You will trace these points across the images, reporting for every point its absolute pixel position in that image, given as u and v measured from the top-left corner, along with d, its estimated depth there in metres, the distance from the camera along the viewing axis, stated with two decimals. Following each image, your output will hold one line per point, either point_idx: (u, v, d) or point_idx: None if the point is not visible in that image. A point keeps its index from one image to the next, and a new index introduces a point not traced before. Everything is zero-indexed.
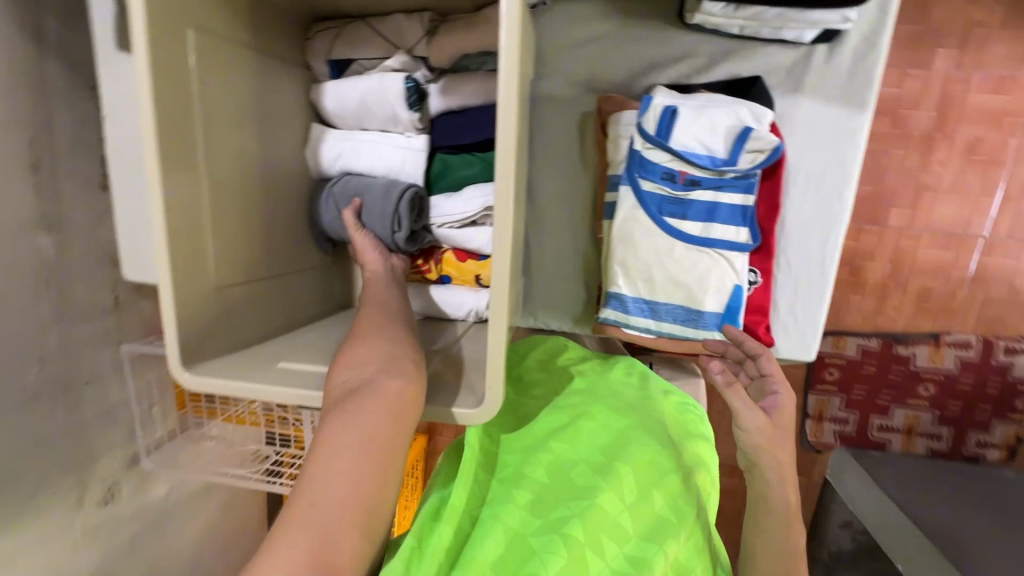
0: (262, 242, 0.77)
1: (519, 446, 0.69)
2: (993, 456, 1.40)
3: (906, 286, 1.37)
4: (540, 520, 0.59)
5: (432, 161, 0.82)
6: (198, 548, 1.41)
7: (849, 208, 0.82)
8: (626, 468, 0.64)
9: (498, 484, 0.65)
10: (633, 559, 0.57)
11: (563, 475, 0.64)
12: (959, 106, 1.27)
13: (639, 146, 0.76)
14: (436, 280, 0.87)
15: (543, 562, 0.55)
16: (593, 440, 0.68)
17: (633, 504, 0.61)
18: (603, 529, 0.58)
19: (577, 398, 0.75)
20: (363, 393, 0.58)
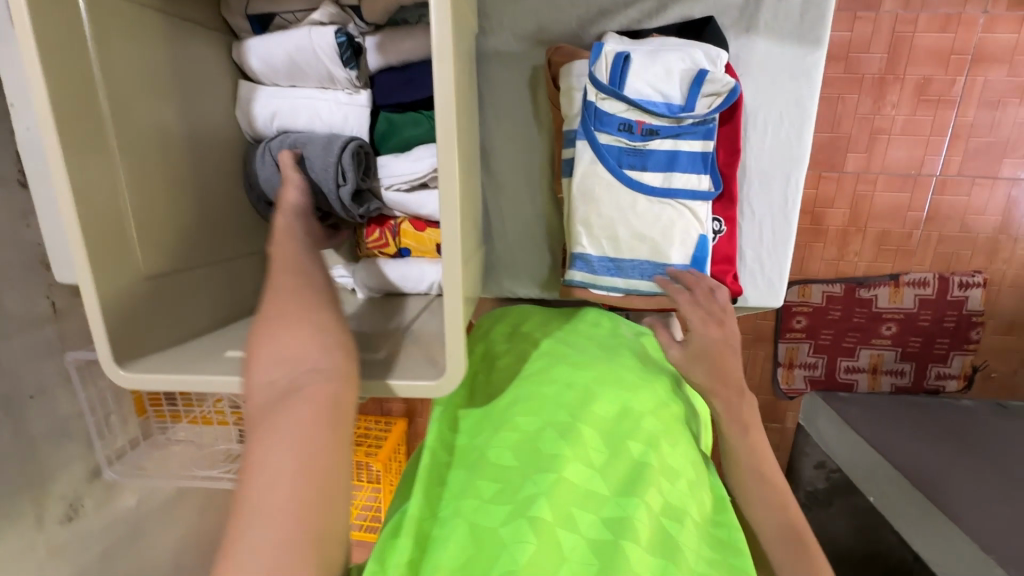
0: (177, 217, 0.68)
1: (483, 431, 0.65)
2: (953, 387, 1.46)
3: (865, 230, 1.40)
4: (506, 507, 0.55)
5: (377, 120, 0.79)
6: (177, 556, 1.36)
7: (808, 148, 0.81)
8: (593, 429, 0.62)
9: (463, 477, 0.61)
10: (612, 521, 0.54)
11: (529, 448, 0.61)
12: (908, 46, 1.27)
13: (595, 97, 0.73)
14: (395, 254, 0.85)
15: (514, 554, 0.50)
16: (558, 404, 0.65)
17: (607, 463, 0.60)
18: (575, 501, 0.55)
19: (540, 365, 0.72)
20: (291, 393, 0.49)
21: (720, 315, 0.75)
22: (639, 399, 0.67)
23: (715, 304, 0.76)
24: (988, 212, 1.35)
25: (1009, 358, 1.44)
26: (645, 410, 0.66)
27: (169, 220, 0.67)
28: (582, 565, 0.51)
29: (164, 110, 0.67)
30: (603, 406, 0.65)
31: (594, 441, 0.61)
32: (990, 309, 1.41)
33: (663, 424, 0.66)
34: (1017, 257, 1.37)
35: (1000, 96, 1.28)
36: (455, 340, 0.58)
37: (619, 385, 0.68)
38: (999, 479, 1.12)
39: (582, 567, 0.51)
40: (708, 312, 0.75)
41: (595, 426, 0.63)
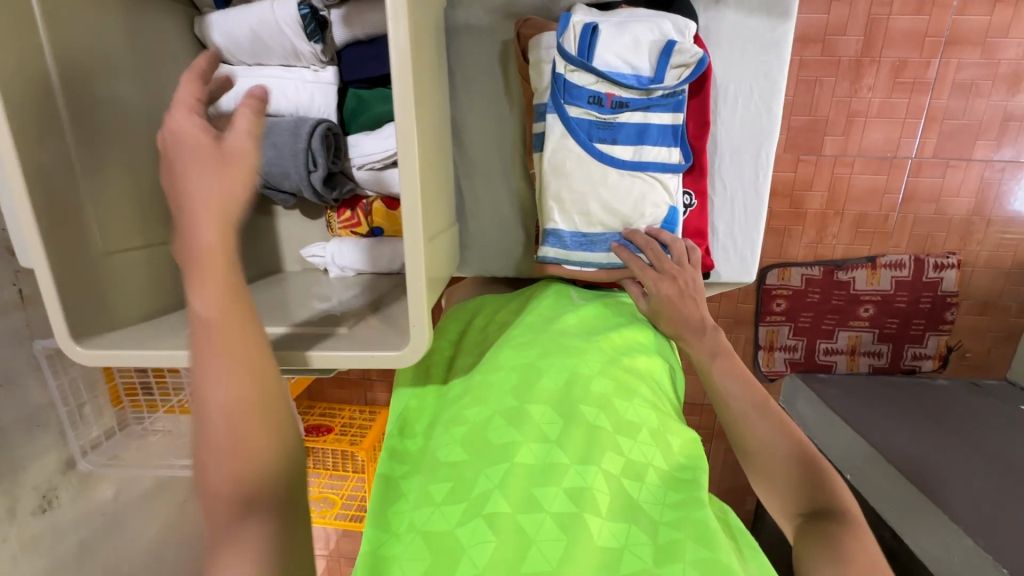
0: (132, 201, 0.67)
1: (434, 434, 0.65)
2: (928, 367, 1.48)
3: (843, 213, 1.41)
4: (463, 506, 0.54)
5: (346, 97, 0.77)
6: (160, 547, 1.31)
7: (778, 121, 0.83)
8: (542, 405, 0.62)
9: (419, 484, 0.60)
10: (573, 490, 0.54)
11: (480, 437, 0.60)
12: (884, 30, 1.28)
13: (564, 69, 0.74)
14: (368, 234, 0.84)
15: (474, 555, 0.50)
16: (502, 390, 0.65)
17: (563, 430, 0.59)
18: (532, 482, 0.55)
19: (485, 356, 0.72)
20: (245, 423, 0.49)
21: (671, 271, 0.77)
22: (589, 363, 0.67)
23: (665, 262, 0.77)
24: (961, 194, 1.37)
25: (983, 338, 1.47)
26: (596, 373, 0.66)
27: (128, 197, 0.66)
28: (548, 544, 0.51)
29: (118, 82, 0.65)
30: (550, 379, 0.65)
31: (546, 416, 0.61)
32: (964, 290, 1.44)
33: (611, 382, 0.66)
34: (990, 238, 1.40)
35: (973, 79, 1.29)
36: (417, 308, 0.57)
37: (567, 354, 0.68)
38: (970, 453, 1.15)
39: (548, 547, 0.50)
40: (659, 271, 0.77)
41: (543, 401, 0.62)
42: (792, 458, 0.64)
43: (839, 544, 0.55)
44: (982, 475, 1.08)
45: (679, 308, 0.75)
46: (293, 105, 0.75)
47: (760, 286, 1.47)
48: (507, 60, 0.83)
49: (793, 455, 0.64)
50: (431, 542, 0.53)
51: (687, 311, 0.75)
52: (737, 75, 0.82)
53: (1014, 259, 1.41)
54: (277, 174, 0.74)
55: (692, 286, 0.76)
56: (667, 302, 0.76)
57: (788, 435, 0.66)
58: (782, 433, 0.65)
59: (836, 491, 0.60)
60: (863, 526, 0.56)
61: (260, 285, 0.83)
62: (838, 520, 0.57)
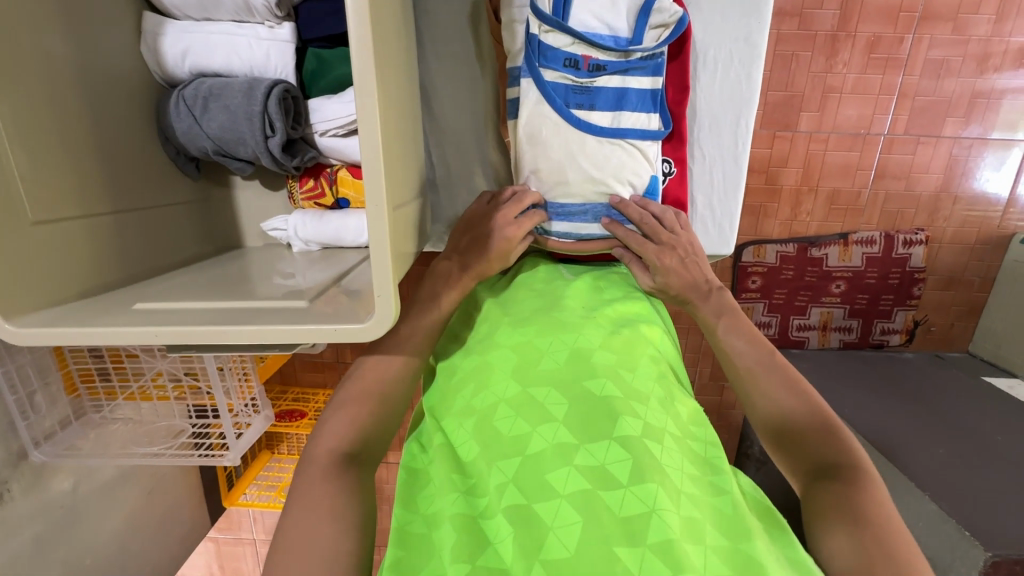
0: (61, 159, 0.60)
1: (445, 420, 0.63)
2: (896, 341, 1.50)
3: (817, 190, 1.41)
4: (484, 501, 0.54)
5: (306, 58, 0.71)
6: (125, 544, 1.20)
7: (758, 87, 0.82)
8: (548, 386, 0.60)
9: (439, 472, 0.58)
10: (588, 468, 0.52)
11: (489, 426, 0.59)
12: (860, 4, 1.27)
13: (537, 30, 0.71)
14: (333, 205, 0.80)
15: (500, 549, 0.49)
16: (504, 373, 0.63)
17: (570, 408, 0.58)
18: (545, 467, 0.53)
19: (485, 333, 0.70)
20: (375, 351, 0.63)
21: (666, 241, 0.76)
22: (589, 337, 0.66)
23: (662, 233, 0.76)
24: (931, 170, 1.39)
25: (947, 312, 1.50)
26: (598, 346, 0.64)
27: (58, 154, 0.60)
28: (566, 529, 0.49)
29: (48, 36, 0.59)
30: (550, 359, 0.64)
31: (552, 397, 0.59)
32: (930, 266, 1.47)
33: (617, 356, 0.64)
34: (956, 215, 1.42)
35: (944, 56, 1.30)
36: (383, 279, 0.53)
37: (564, 331, 0.67)
38: (938, 422, 1.18)
39: (566, 530, 0.49)
40: (658, 244, 0.76)
41: (548, 382, 0.61)
42: (807, 420, 0.67)
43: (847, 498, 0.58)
44: (953, 444, 1.11)
45: (683, 272, 0.77)
46: (247, 65, 0.69)
47: (736, 263, 1.48)
48: (479, 25, 0.80)
49: (807, 418, 0.67)
50: (458, 530, 0.52)
51: (690, 275, 0.77)
52: (715, 39, 0.81)
53: (978, 236, 1.44)
54: (230, 140, 0.69)
55: (688, 250, 0.78)
56: (673, 271, 0.76)
57: (802, 397, 0.69)
58: (794, 394, 0.69)
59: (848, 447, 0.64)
60: (867, 480, 0.60)
61: (219, 260, 0.79)
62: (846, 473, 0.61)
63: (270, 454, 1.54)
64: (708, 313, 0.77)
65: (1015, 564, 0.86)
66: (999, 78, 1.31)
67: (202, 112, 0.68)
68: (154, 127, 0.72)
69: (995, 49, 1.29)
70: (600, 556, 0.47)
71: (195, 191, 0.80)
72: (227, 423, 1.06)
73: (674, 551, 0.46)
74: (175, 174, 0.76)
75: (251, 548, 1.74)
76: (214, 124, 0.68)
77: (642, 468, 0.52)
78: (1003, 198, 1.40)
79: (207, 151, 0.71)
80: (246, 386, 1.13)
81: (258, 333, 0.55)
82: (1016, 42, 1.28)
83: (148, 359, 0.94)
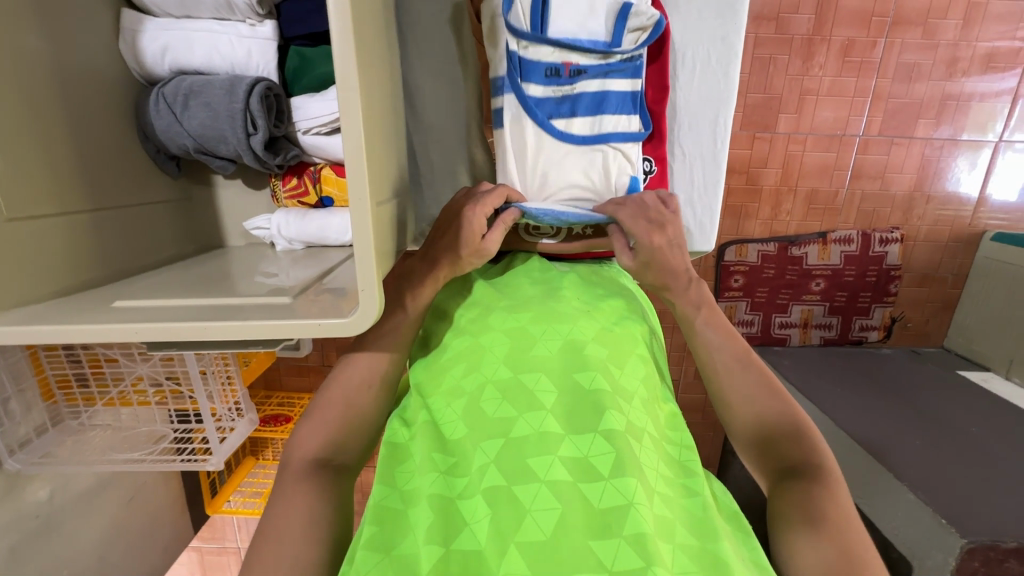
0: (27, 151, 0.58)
1: (431, 398, 0.63)
2: (874, 338, 1.54)
3: (796, 190, 1.45)
4: (464, 481, 0.54)
5: (288, 55, 0.71)
6: (102, 555, 1.16)
7: (735, 86, 0.84)
8: (538, 372, 0.60)
9: (421, 449, 0.58)
10: (571, 459, 0.53)
11: (476, 408, 0.59)
12: (834, 9, 1.30)
13: (518, 44, 0.74)
14: (317, 203, 0.80)
15: (476, 529, 0.50)
16: (495, 355, 0.63)
17: (558, 398, 0.58)
18: (527, 452, 0.53)
19: (475, 316, 0.70)
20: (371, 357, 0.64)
21: (658, 219, 0.74)
22: (582, 328, 0.65)
23: (655, 213, 0.74)
24: (905, 170, 1.43)
25: (923, 309, 1.55)
26: (590, 337, 0.64)
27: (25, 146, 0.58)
28: (543, 514, 0.49)
29: (25, 33, 0.58)
30: (543, 346, 0.63)
31: (541, 384, 0.59)
32: (906, 264, 1.50)
33: (608, 349, 0.64)
34: (930, 214, 1.46)
35: (915, 60, 1.34)
36: (367, 272, 0.53)
37: (559, 320, 0.66)
38: (916, 415, 1.21)
39: (543, 516, 0.49)
40: (650, 222, 0.74)
41: (538, 369, 0.61)
42: (785, 429, 0.68)
43: (813, 506, 0.60)
44: (931, 436, 1.14)
45: (668, 255, 0.75)
46: (229, 62, 0.68)
47: (718, 262, 1.50)
48: (462, 23, 0.81)
49: (784, 426, 0.68)
50: (437, 508, 0.52)
51: (674, 259, 0.75)
52: (693, 42, 0.83)
53: (950, 234, 1.48)
54: (211, 137, 0.68)
55: (679, 237, 0.76)
56: (658, 250, 0.74)
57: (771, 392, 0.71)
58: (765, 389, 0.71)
59: (820, 459, 0.65)
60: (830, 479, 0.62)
61: (200, 259, 0.79)
62: (811, 481, 0.62)
63: (254, 460, 1.61)
64: (687, 308, 0.76)
65: (989, 549, 0.88)
66: (968, 81, 1.35)
67: (183, 109, 0.67)
68: (133, 124, 0.72)
69: (964, 53, 1.33)
70: (573, 546, 0.47)
71: (175, 191, 0.80)
72: (211, 429, 1.04)
73: (648, 544, 0.46)
74: (156, 173, 0.76)
75: (235, 557, 1.71)
76: (194, 121, 0.67)
77: (624, 462, 0.52)
78: (973, 198, 1.44)
79: (188, 148, 0.71)
80: (230, 390, 1.11)
81: (240, 329, 0.55)
82: (983, 47, 1.33)
83: (129, 363, 0.92)
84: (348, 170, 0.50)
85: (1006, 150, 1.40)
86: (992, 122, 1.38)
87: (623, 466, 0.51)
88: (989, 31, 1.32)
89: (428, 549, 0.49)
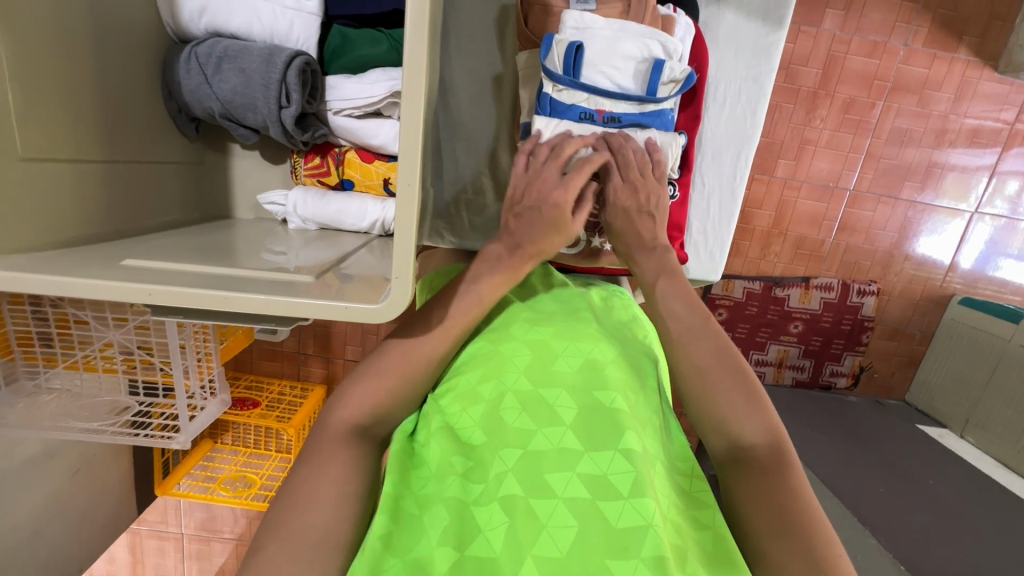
0: (45, 93, 0.55)
1: (444, 399, 0.62)
2: (842, 384, 1.59)
3: (786, 234, 1.50)
4: (478, 486, 0.53)
5: (329, 34, 0.71)
6: (37, 530, 1.08)
7: (760, 126, 0.89)
8: (558, 388, 0.60)
9: (432, 453, 0.57)
10: (589, 477, 0.53)
11: (494, 416, 0.58)
12: (840, 68, 1.37)
13: (552, 89, 0.75)
14: (336, 185, 0.78)
15: (490, 536, 0.49)
16: (515, 366, 0.62)
17: (578, 415, 0.57)
18: (546, 466, 0.53)
19: (495, 324, 0.69)
20: (380, 352, 0.62)
21: (636, 185, 0.74)
22: (603, 349, 0.65)
23: (631, 170, 0.73)
24: (887, 228, 1.50)
25: (890, 361, 1.61)
26: (610, 360, 0.64)
27: (47, 90, 0.55)
28: (561, 529, 0.50)
29: None
30: (565, 362, 0.63)
31: (563, 400, 0.59)
32: (879, 317, 1.57)
33: (625, 373, 0.64)
34: (905, 272, 1.53)
35: (908, 126, 1.41)
36: (403, 259, 0.52)
37: (580, 337, 0.66)
38: (879, 463, 1.25)
39: (560, 532, 0.49)
40: (625, 180, 0.73)
41: (559, 385, 0.60)
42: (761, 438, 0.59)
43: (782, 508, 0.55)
44: (892, 484, 1.18)
45: (636, 222, 0.75)
46: (268, 29, 0.67)
47: (706, 294, 1.52)
48: (504, 31, 0.84)
49: (760, 429, 0.60)
50: (446, 514, 0.52)
51: (641, 226, 0.75)
52: (729, 75, 0.87)
53: (922, 293, 1.55)
54: (242, 103, 0.66)
55: (651, 200, 0.75)
56: (624, 215, 0.74)
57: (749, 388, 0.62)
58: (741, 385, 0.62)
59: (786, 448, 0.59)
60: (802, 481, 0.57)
61: (205, 228, 0.75)
62: (767, 465, 0.57)
63: (212, 444, 1.53)
64: (647, 273, 0.74)
65: None
66: (953, 152, 1.43)
67: (216, 72, 0.66)
68: (159, 81, 0.70)
69: (952, 125, 1.41)
70: (590, 565, 0.48)
71: (188, 154, 0.77)
72: (183, 405, 0.99)
73: (666, 566, 0.47)
74: (173, 134, 0.74)
75: (176, 543, 1.63)
76: (226, 84, 0.66)
77: (642, 484, 0.52)
78: (946, 262, 1.53)
79: (213, 112, 0.69)
80: (206, 367, 1.06)
81: (257, 304, 0.53)
82: (969, 122, 1.41)
83: (104, 327, 0.86)
84: (398, 151, 0.49)
85: (979, 221, 1.49)
86: (969, 193, 1.46)
87: (642, 488, 0.51)
88: (976, 108, 1.40)
89: (443, 550, 0.49)
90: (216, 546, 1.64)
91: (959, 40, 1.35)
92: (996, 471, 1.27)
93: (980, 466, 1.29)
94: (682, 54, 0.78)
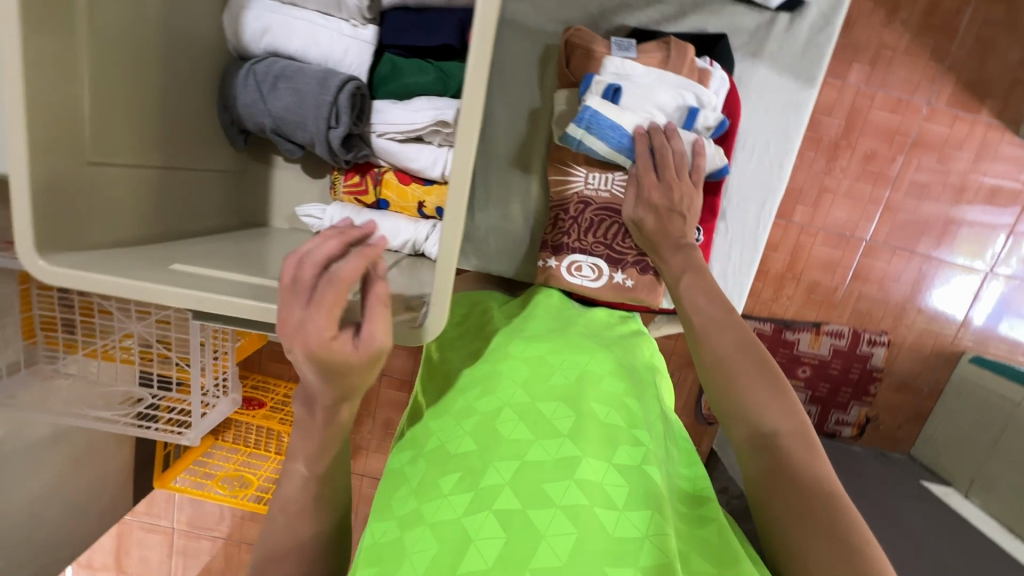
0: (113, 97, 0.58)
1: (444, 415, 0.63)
2: (847, 433, 1.57)
3: (799, 279, 1.51)
4: (469, 496, 0.53)
5: (380, 61, 0.74)
6: (38, 511, 1.09)
7: (786, 178, 0.91)
8: (554, 400, 0.61)
9: (429, 465, 0.58)
10: (587, 484, 0.52)
11: (490, 427, 0.59)
12: (862, 121, 1.40)
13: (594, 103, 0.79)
14: (372, 204, 0.81)
15: (482, 549, 0.49)
16: (512, 381, 0.64)
17: (574, 423, 0.58)
18: (543, 477, 0.53)
19: (497, 344, 0.71)
20: None
21: (671, 185, 0.78)
22: (599, 363, 0.66)
23: (669, 170, 0.78)
24: (901, 280, 1.50)
25: (896, 414, 1.60)
26: (607, 374, 0.65)
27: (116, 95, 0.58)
28: (559, 538, 0.49)
29: None
30: (561, 375, 0.64)
31: (558, 412, 0.59)
32: (888, 368, 1.56)
33: (623, 384, 0.65)
34: (917, 325, 1.53)
35: (926, 181, 1.43)
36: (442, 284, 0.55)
37: (580, 353, 0.68)
38: (880, 516, 1.24)
39: (559, 540, 0.49)
40: (660, 179, 0.78)
41: (555, 398, 0.61)
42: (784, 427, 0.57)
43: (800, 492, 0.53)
44: (892, 539, 1.17)
45: (663, 225, 0.79)
46: (324, 53, 0.70)
47: None
48: (545, 72, 0.89)
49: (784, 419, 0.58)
50: (438, 532, 0.51)
51: (672, 225, 0.78)
52: (759, 127, 0.91)
53: (933, 347, 1.55)
54: (292, 120, 0.69)
55: (684, 201, 0.78)
56: (653, 212, 0.79)
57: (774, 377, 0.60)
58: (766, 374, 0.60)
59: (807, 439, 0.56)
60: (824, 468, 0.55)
61: (241, 233, 0.78)
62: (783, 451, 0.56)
63: (212, 441, 1.49)
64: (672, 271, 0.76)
65: None
66: (970, 210, 1.45)
67: (272, 90, 0.69)
68: (213, 93, 0.73)
69: (970, 184, 1.43)
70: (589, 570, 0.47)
71: (234, 162, 0.80)
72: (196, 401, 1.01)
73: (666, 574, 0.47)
74: (222, 143, 0.77)
75: (166, 537, 1.63)
76: (281, 102, 0.69)
77: (637, 496, 0.53)
78: (959, 318, 1.52)
79: (264, 127, 0.72)
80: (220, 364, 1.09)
81: None
82: (989, 181, 1.43)
83: (128, 320, 0.89)
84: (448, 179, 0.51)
85: (993, 279, 1.49)
86: (984, 251, 1.47)
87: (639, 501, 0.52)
88: (995, 168, 1.42)
89: (439, 562, 0.49)
90: (205, 544, 1.64)
91: (981, 102, 1.38)
92: (1000, 535, 1.26)
93: (984, 529, 1.27)
94: (715, 105, 0.82)
